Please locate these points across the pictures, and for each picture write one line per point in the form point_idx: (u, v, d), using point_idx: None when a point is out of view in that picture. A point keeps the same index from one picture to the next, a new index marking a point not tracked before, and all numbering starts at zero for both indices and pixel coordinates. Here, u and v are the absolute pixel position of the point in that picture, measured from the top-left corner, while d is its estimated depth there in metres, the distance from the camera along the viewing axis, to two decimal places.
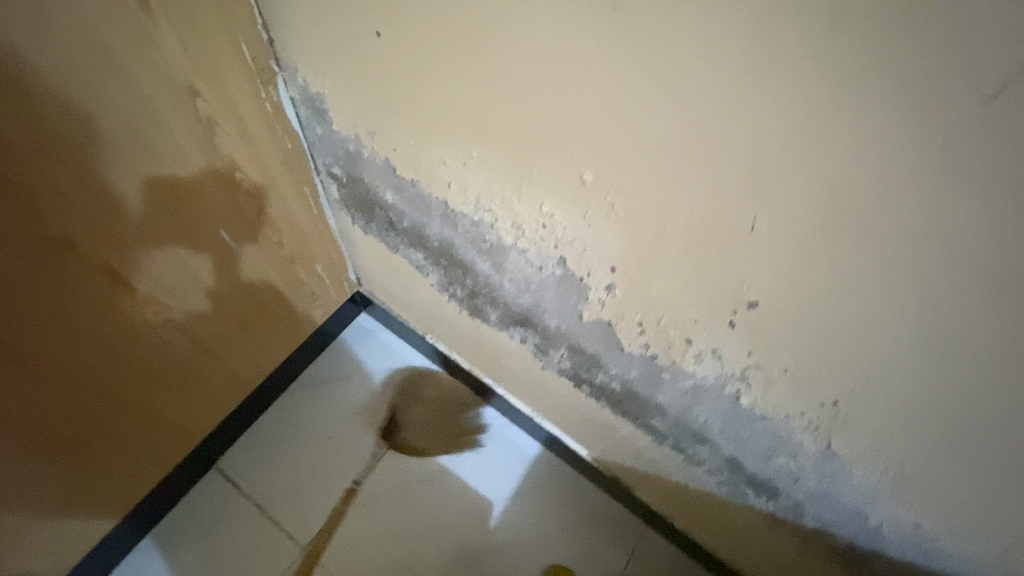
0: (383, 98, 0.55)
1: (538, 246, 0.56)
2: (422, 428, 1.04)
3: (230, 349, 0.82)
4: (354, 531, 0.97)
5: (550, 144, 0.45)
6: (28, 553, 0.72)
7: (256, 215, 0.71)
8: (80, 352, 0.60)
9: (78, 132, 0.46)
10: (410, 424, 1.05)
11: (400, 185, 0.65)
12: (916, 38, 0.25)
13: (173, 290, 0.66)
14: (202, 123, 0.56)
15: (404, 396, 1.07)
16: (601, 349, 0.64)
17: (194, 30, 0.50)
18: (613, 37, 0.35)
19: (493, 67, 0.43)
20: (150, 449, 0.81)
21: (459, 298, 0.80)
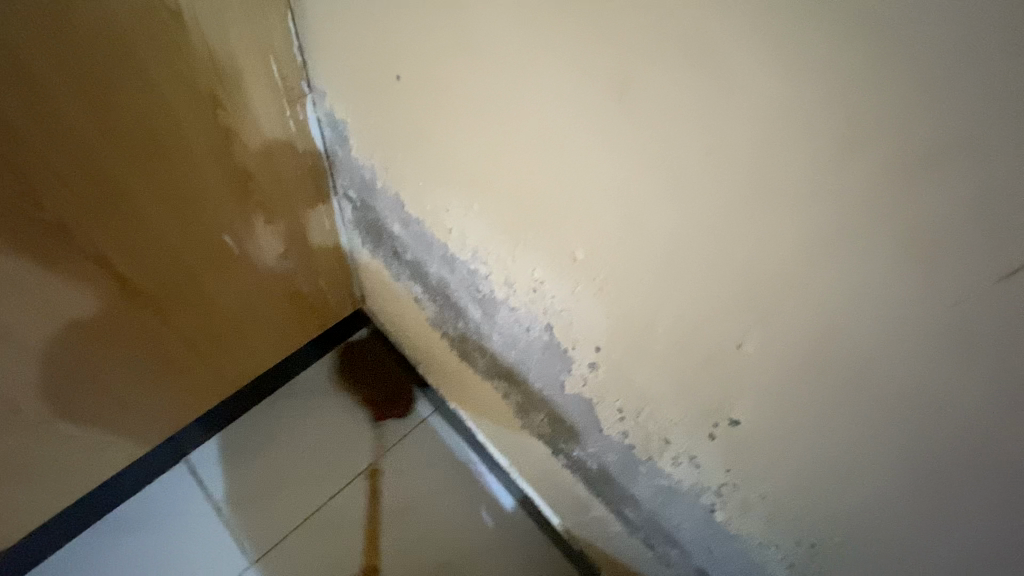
0: (401, 138, 0.55)
1: (526, 308, 0.54)
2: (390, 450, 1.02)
3: (217, 352, 0.82)
4: (304, 556, 0.93)
5: (548, 214, 0.44)
6: None
7: (264, 225, 0.71)
8: (62, 334, 0.60)
9: (90, 123, 0.47)
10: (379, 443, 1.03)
11: (407, 220, 0.65)
12: (922, 189, 0.24)
13: (168, 287, 0.66)
14: (222, 132, 0.57)
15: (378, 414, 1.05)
16: (580, 424, 0.60)
17: (229, 46, 0.52)
18: (621, 122, 0.34)
19: (502, 129, 0.43)
20: (124, 439, 0.80)
21: (451, 338, 0.78)
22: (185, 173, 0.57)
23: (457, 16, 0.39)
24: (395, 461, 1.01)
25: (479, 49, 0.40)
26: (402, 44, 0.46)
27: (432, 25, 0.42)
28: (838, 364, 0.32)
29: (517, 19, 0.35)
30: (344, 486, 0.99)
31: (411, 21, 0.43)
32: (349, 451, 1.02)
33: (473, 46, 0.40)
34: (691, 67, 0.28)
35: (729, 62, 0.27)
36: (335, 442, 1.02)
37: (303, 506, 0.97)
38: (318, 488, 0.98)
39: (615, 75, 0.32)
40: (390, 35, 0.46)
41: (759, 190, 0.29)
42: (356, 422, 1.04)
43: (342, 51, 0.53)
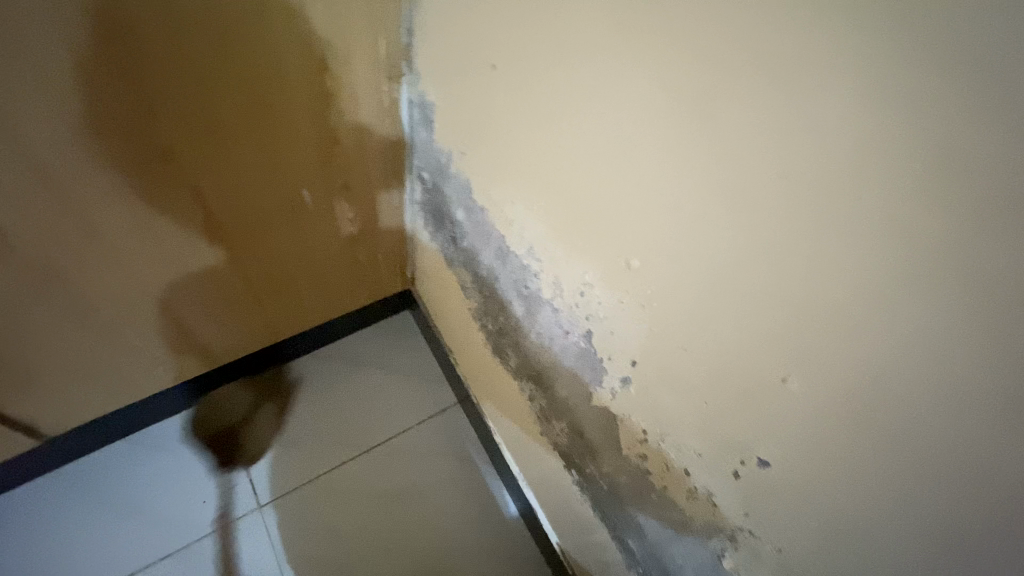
0: (482, 127, 0.57)
1: (569, 311, 0.54)
2: (407, 431, 1.04)
3: (272, 300, 0.87)
4: (308, 512, 0.97)
5: (610, 218, 0.44)
6: (39, 406, 0.78)
7: (340, 189, 0.75)
8: (145, 250, 0.66)
9: (211, 66, 0.52)
10: (399, 422, 1.05)
11: (471, 208, 0.67)
12: (1004, 252, 0.22)
13: (244, 230, 0.71)
14: (322, 95, 0.61)
15: (404, 395, 1.08)
16: (599, 440, 0.59)
17: (345, 17, 0.56)
18: (701, 135, 0.34)
19: (582, 127, 0.44)
20: (175, 362, 0.86)
21: (489, 332, 0.79)
22: (280, 126, 0.62)
23: (560, 12, 0.41)
24: (411, 443, 1.03)
25: (576, 47, 0.41)
26: (504, 35, 0.48)
27: (535, 18, 0.43)
28: (886, 422, 0.30)
29: (619, 19, 0.36)
30: (357, 455, 1.02)
31: (516, 13, 0.45)
32: (369, 423, 1.05)
33: (570, 41, 0.41)
34: (787, 86, 0.28)
35: (828, 83, 0.26)
36: (358, 411, 1.06)
37: (317, 465, 1.00)
38: (334, 451, 1.02)
39: (706, 86, 0.32)
40: (494, 26, 0.49)
41: (832, 222, 0.28)
42: (382, 396, 1.08)
43: (445, 36, 0.56)
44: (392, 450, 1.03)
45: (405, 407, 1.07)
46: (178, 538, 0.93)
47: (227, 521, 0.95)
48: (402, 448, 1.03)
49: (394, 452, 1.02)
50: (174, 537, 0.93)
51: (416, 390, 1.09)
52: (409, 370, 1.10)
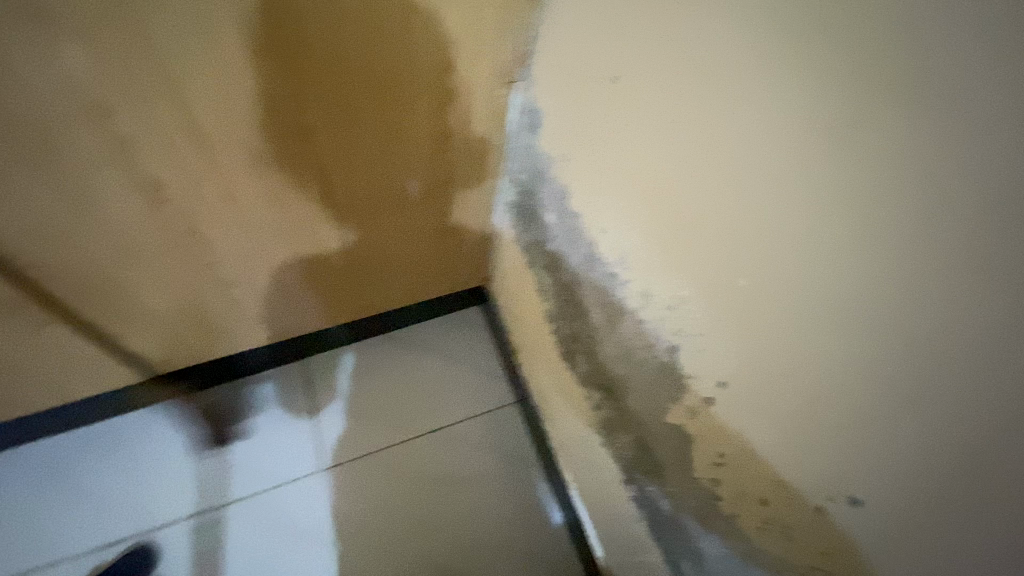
0: (591, 136, 0.59)
1: (656, 324, 0.55)
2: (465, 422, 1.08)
3: (362, 278, 0.93)
4: (365, 483, 1.02)
5: (717, 235, 0.45)
6: (156, 352, 0.87)
7: (442, 182, 0.80)
8: (265, 219, 0.73)
9: (354, 58, 0.57)
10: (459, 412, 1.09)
11: (565, 214, 0.68)
12: None
13: (353, 210, 0.77)
14: (443, 93, 0.66)
15: (466, 386, 1.12)
16: (668, 457, 0.60)
17: (476, 23, 0.60)
18: (838, 158, 0.33)
19: (701, 143, 0.44)
20: (269, 324, 0.94)
21: (561, 336, 0.80)
22: (402, 118, 0.66)
23: (699, 24, 0.41)
24: (468, 433, 1.07)
25: (710, 61, 0.41)
26: (633, 50, 0.49)
27: (670, 30, 0.44)
28: (1002, 480, 0.28)
29: (762, 36, 0.36)
30: (416, 437, 1.06)
31: (650, 24, 0.46)
32: (430, 408, 1.09)
33: (705, 54, 0.41)
34: (952, 112, 0.27)
35: (996, 115, 0.25)
36: (423, 394, 1.10)
37: (378, 440, 1.06)
38: (396, 429, 1.07)
39: (851, 109, 0.32)
40: (623, 38, 0.50)
41: (970, 264, 0.27)
42: (444, 384, 1.12)
43: (569, 44, 0.59)
44: (449, 437, 1.06)
45: (466, 397, 1.10)
46: (249, 486, 1.01)
47: (293, 478, 1.02)
48: (459, 437, 1.06)
49: (450, 440, 1.06)
50: (246, 485, 1.01)
51: (478, 383, 1.12)
52: (474, 363, 1.14)
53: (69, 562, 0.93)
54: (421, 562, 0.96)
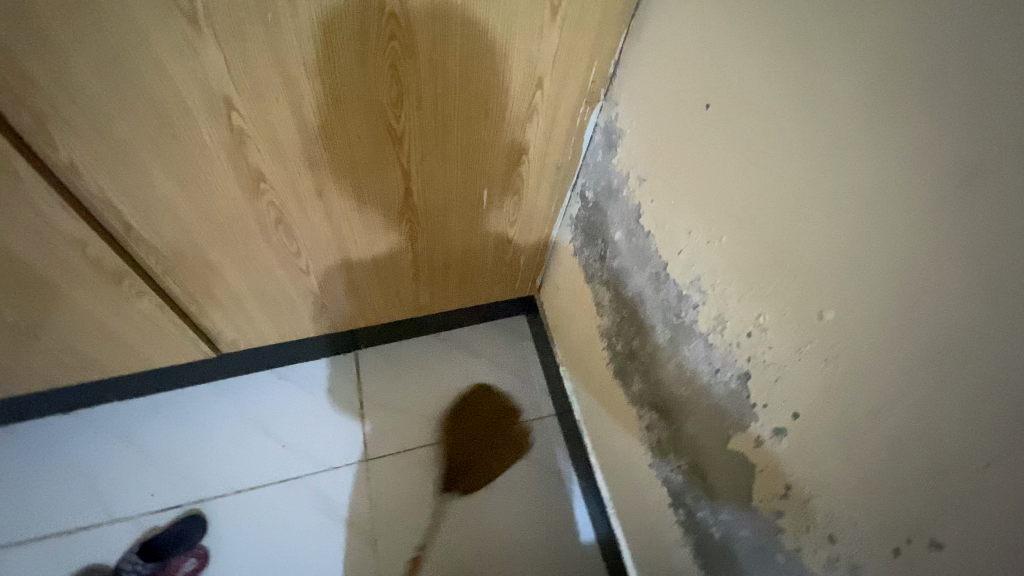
0: (675, 159, 0.60)
1: (727, 349, 0.55)
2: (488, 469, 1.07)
3: (423, 278, 0.96)
4: (405, 478, 1.05)
5: (807, 266, 0.45)
6: (230, 333, 0.92)
7: (513, 193, 0.82)
8: (343, 219, 0.76)
9: (454, 73, 0.60)
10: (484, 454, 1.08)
11: (634, 232, 0.69)
12: None
13: (428, 213, 0.81)
14: (529, 109, 0.68)
15: (497, 426, 1.12)
16: (725, 485, 0.59)
17: (569, 43, 0.62)
18: (962, 200, 0.33)
19: (795, 174, 0.45)
20: (332, 315, 0.98)
21: (615, 353, 0.81)
22: (487, 130, 0.69)
23: (811, 62, 0.41)
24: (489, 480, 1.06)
25: (822, 98, 0.41)
26: (728, 78, 0.50)
27: (778, 64, 0.44)
28: None
29: (882, 77, 0.36)
30: (457, 438, 1.10)
31: (755, 57, 0.47)
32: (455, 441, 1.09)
33: (818, 90, 0.41)
34: None
35: None
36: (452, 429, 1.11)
37: (421, 437, 1.10)
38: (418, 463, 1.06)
39: (971, 152, 0.32)
40: (719, 67, 0.51)
41: None
42: (477, 420, 1.12)
43: (660, 69, 0.60)
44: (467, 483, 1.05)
45: (494, 438, 1.10)
46: (294, 468, 1.05)
47: (337, 466, 1.06)
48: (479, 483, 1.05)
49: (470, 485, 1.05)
50: (292, 466, 1.05)
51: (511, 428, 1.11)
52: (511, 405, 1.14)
53: (126, 521, 0.98)
54: (454, 562, 0.98)
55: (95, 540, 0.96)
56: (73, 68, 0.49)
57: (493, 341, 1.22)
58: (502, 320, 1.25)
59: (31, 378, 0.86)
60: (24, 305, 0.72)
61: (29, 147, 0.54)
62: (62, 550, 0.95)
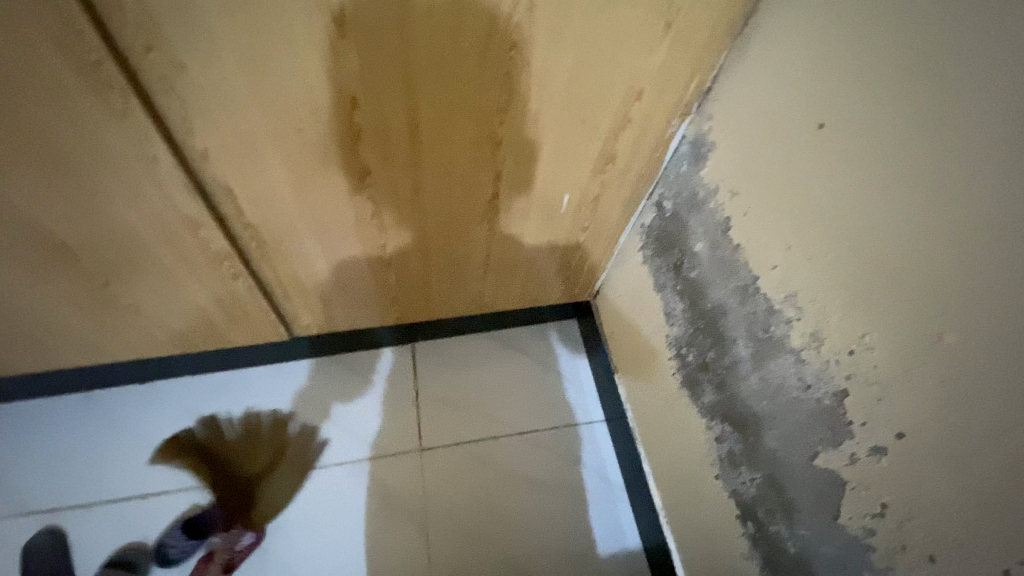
0: (776, 176, 0.61)
1: (825, 365, 0.56)
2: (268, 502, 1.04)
3: (491, 278, 0.99)
4: (456, 470, 1.09)
5: (926, 288, 0.46)
6: (305, 320, 0.96)
7: (591, 200, 0.84)
8: (429, 215, 0.79)
9: (562, 82, 0.62)
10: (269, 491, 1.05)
11: (719, 245, 0.70)
12: None
13: (508, 215, 0.83)
14: (624, 119, 0.70)
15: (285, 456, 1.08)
16: (806, 500, 0.60)
17: (673, 57, 0.63)
18: None
19: (922, 199, 0.46)
20: (400, 308, 1.01)
21: (684, 364, 0.81)
22: (580, 138, 0.71)
23: (960, 96, 0.44)
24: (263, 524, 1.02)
25: (977, 131, 0.42)
26: (850, 101, 0.52)
27: (920, 95, 0.46)
28: None
29: None
30: (507, 437, 1.13)
31: (897, 86, 0.48)
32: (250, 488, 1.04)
33: (965, 121, 0.43)
34: None
35: None
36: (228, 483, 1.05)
37: (473, 432, 1.13)
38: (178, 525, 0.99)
39: None
40: (840, 91, 0.53)
41: None
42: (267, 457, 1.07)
43: (768, 88, 0.62)
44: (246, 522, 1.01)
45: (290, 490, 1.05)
46: (350, 453, 1.09)
47: (390, 454, 1.10)
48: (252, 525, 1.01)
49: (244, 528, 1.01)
50: (347, 451, 1.09)
51: (291, 452, 1.08)
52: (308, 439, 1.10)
53: (193, 491, 1.03)
54: (502, 555, 1.02)
55: (165, 507, 1.02)
56: (223, 62, 0.52)
57: (543, 344, 1.24)
58: (553, 323, 1.27)
59: (123, 349, 0.91)
60: (131, 279, 0.76)
61: (167, 133, 0.58)
62: (133, 514, 1.01)
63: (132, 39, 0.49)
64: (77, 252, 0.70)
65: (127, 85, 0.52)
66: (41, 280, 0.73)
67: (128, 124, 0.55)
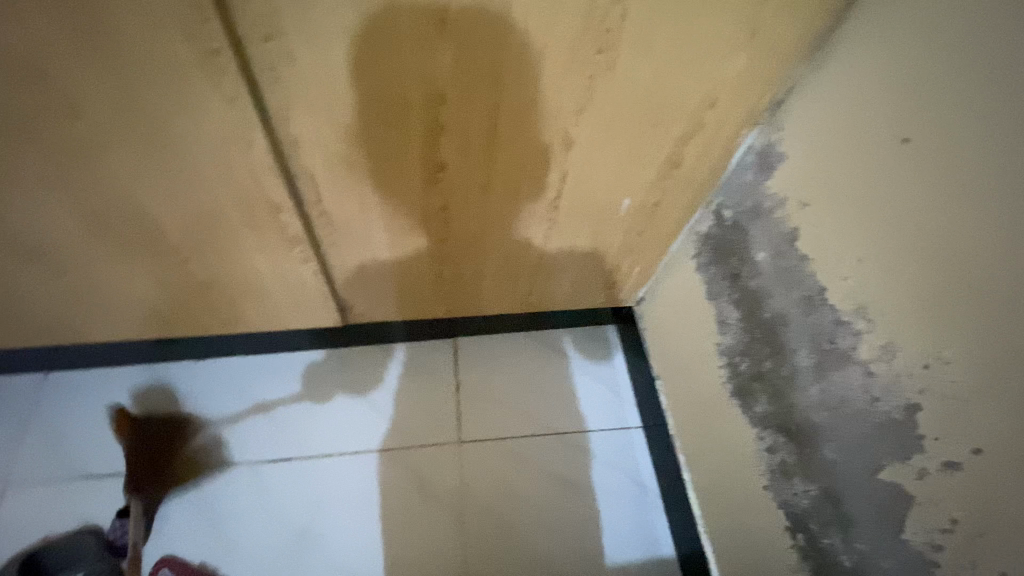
0: (851, 188, 0.61)
1: (895, 379, 0.56)
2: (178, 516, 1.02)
3: (542, 278, 1.00)
4: (493, 465, 1.10)
5: (1012, 302, 0.46)
6: (359, 308, 1.00)
7: (650, 205, 0.85)
8: (493, 212, 0.81)
9: (641, 87, 0.64)
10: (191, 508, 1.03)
11: (784, 255, 0.70)
12: None
13: (567, 218, 0.85)
14: (693, 126, 0.71)
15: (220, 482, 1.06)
16: (866, 514, 0.60)
17: (750, 66, 0.65)
18: None
19: (1011, 213, 0.46)
20: (451, 303, 1.04)
21: (736, 373, 0.81)
22: (648, 142, 0.73)
23: None
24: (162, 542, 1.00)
25: None
26: (935, 115, 0.53)
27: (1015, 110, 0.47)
28: None
29: None
30: (543, 436, 1.14)
31: (986, 104, 0.49)
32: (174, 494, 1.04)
33: None
34: None
35: None
36: (182, 479, 1.06)
37: (510, 429, 1.14)
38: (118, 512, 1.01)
39: None
40: (926, 105, 0.54)
41: None
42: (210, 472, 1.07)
43: (845, 101, 0.63)
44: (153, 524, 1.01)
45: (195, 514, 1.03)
46: (390, 441, 1.12)
47: (428, 443, 1.12)
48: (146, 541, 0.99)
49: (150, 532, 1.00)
50: (387, 436, 1.12)
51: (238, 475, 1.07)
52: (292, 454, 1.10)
53: (241, 468, 1.07)
54: (535, 552, 1.02)
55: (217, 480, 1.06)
56: (331, 54, 0.56)
57: (582, 347, 1.26)
58: (593, 328, 1.28)
59: (189, 324, 0.95)
60: (208, 257, 0.80)
61: (266, 119, 0.62)
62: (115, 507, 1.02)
63: (252, 29, 0.53)
64: (165, 228, 0.74)
65: (240, 71, 0.56)
66: (128, 254, 0.78)
67: (233, 109, 0.59)
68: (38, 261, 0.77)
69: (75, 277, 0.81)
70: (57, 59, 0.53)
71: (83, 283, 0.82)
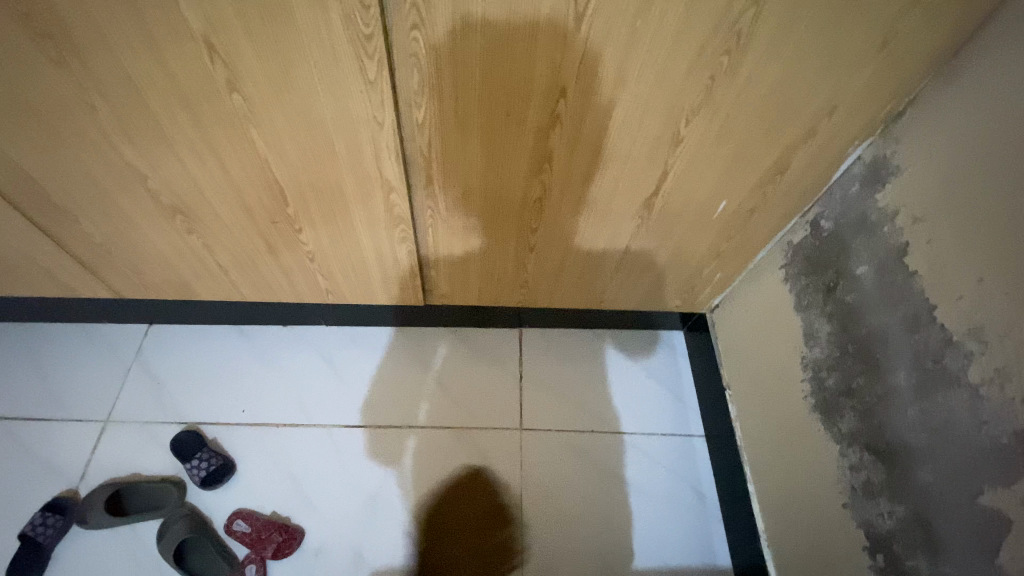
0: (971, 204, 0.60)
1: (1007, 403, 0.54)
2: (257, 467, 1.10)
3: (621, 276, 1.02)
4: (552, 455, 1.12)
5: None
6: (443, 290, 1.04)
7: (745, 211, 0.85)
8: (588, 206, 0.84)
9: (759, 91, 0.65)
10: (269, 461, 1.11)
11: (889, 270, 0.69)
12: None
13: (660, 217, 0.86)
14: (805, 133, 0.71)
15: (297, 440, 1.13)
16: (960, 540, 0.58)
17: (875, 76, 0.65)
18: None
19: None
20: (529, 294, 1.07)
21: (821, 387, 0.80)
22: (756, 146, 0.73)
23: None
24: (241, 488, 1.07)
25: None
26: None
27: None
28: None
29: None
30: (604, 432, 1.15)
31: None
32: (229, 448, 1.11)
33: None
34: None
35: None
36: (263, 433, 1.14)
37: (571, 422, 1.16)
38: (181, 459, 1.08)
39: None
40: None
41: None
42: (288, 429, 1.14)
43: (971, 115, 0.61)
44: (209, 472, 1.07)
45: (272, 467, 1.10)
46: (455, 421, 1.16)
47: (491, 427, 1.15)
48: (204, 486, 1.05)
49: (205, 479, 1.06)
50: (452, 415, 1.17)
51: (313, 436, 1.14)
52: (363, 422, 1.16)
53: (316, 429, 1.14)
54: (588, 545, 1.03)
55: (295, 437, 1.13)
56: (470, 45, 0.60)
57: (648, 349, 1.26)
58: (660, 332, 1.29)
59: (289, 290, 1.03)
60: (319, 228, 0.87)
61: (399, 102, 0.67)
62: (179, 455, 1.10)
63: (404, 19, 0.58)
64: (287, 198, 0.81)
65: (386, 57, 0.61)
66: (249, 218, 0.85)
67: (373, 92, 0.65)
68: (172, 220, 0.85)
69: (200, 237, 0.89)
70: (231, 38, 0.59)
71: (206, 243, 0.90)
